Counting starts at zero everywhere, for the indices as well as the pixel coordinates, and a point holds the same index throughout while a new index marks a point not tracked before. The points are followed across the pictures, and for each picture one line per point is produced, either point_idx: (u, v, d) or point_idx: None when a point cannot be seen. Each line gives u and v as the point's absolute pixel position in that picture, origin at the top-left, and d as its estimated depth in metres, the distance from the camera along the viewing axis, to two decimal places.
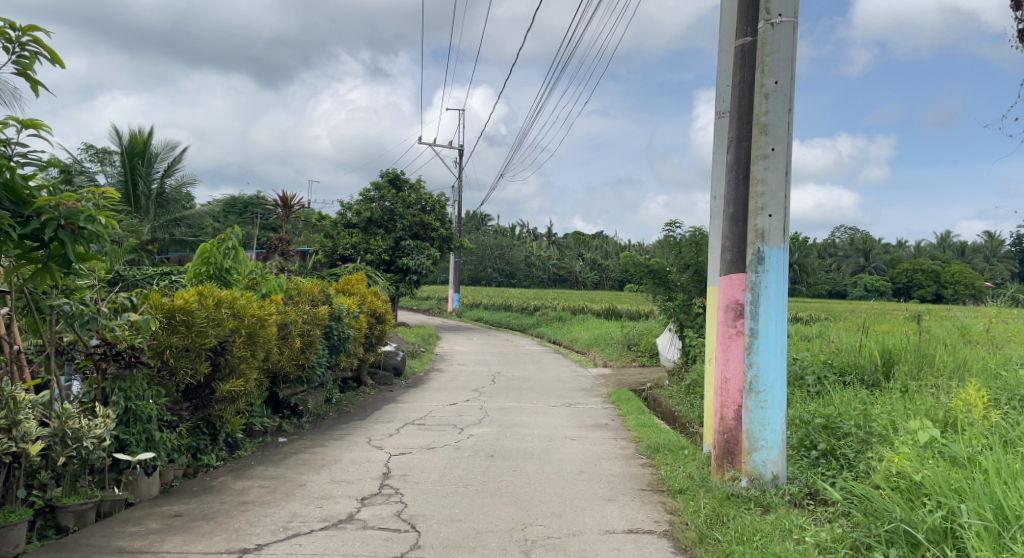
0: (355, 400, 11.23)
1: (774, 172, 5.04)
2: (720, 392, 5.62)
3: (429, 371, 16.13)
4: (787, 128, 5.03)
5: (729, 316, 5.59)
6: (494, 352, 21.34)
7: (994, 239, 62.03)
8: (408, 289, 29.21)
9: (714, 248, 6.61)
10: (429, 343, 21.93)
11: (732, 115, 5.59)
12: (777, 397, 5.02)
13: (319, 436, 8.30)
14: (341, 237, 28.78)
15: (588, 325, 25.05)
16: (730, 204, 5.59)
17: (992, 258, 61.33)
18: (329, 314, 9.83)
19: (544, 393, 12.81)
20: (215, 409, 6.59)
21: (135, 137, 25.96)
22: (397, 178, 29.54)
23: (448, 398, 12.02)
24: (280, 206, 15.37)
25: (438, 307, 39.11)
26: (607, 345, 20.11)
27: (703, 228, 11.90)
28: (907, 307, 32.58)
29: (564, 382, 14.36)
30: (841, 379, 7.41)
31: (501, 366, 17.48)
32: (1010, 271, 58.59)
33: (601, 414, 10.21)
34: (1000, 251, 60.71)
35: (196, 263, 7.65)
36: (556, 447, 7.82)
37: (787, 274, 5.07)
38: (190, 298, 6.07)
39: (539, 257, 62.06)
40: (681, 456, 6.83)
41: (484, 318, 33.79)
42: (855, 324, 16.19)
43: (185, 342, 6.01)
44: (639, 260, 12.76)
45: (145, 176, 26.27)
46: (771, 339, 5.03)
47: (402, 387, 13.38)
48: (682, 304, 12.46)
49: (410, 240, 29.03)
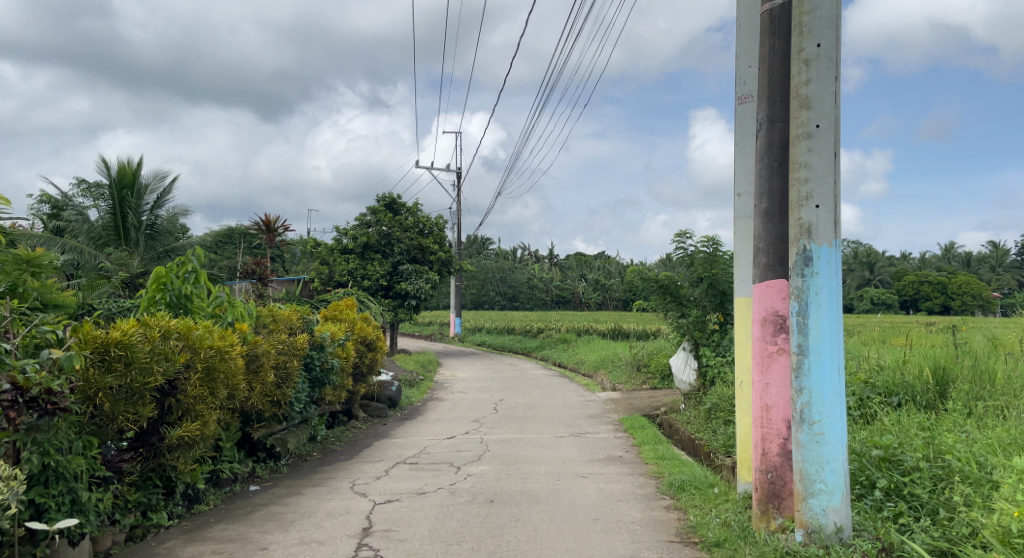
0: (344, 436, 10.28)
1: (819, 154, 4.12)
2: (760, 423, 4.70)
3: (428, 400, 15.20)
4: (834, 99, 4.11)
5: (766, 332, 4.69)
6: (497, 377, 20.37)
7: (1001, 249, 61.16)
8: (407, 314, 28.32)
9: (741, 254, 5.73)
10: (430, 371, 20.95)
11: (762, 92, 4.70)
12: (836, 429, 4.08)
13: (297, 481, 7.36)
14: (337, 263, 27.95)
15: (594, 346, 24.07)
16: (761, 199, 4.71)
17: (999, 268, 60.36)
18: (311, 344, 8.89)
19: (551, 421, 11.86)
20: (168, 457, 5.68)
21: (124, 168, 25.23)
22: (394, 202, 28.72)
23: (446, 430, 11.08)
24: (263, 230, 14.51)
25: (440, 333, 38.24)
26: (616, 367, 19.15)
27: (717, 238, 11.00)
28: (916, 320, 31.64)
29: (571, 409, 13.41)
30: (888, 400, 6.45)
31: (504, 392, 16.54)
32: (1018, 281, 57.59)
33: (614, 445, 9.25)
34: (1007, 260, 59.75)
35: (149, 290, 6.63)
36: (564, 487, 6.88)
37: (841, 277, 4.14)
38: (130, 330, 5.18)
39: (541, 279, 61.18)
40: (711, 497, 5.90)
41: (486, 342, 32.81)
42: (878, 337, 15.22)
43: (124, 381, 5.12)
44: (647, 274, 11.88)
45: (135, 209, 25.47)
46: (825, 357, 4.10)
47: (397, 419, 12.44)
48: (697, 321, 11.53)
49: (408, 265, 28.19)
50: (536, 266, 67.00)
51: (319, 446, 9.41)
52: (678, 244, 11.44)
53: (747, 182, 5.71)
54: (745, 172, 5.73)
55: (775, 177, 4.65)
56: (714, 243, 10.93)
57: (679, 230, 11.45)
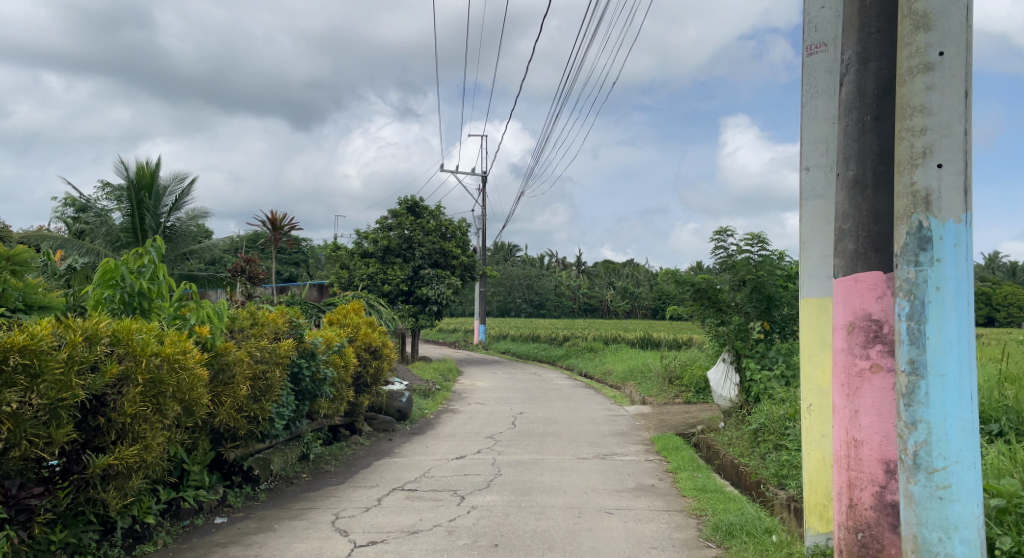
0: (342, 454, 9.19)
1: (941, 93, 2.96)
2: (846, 465, 3.54)
3: (442, 413, 14.08)
4: (964, 16, 2.97)
5: (855, 341, 3.52)
6: (518, 387, 19.22)
7: None
8: (428, 321, 27.26)
9: (809, 243, 4.57)
10: (448, 380, 19.85)
11: (850, 22, 3.58)
12: (967, 480, 2.91)
13: (273, 512, 6.29)
14: (357, 267, 27.01)
15: (622, 356, 22.83)
16: (847, 165, 3.57)
17: None
18: (303, 351, 7.82)
19: (574, 439, 10.69)
20: (102, 491, 4.61)
21: (142, 169, 24.10)
22: (417, 205, 27.65)
23: (458, 448, 9.97)
24: (269, 230, 13.35)
25: (464, 340, 37.17)
26: (645, 378, 17.93)
27: (763, 236, 9.79)
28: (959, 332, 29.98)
29: (597, 424, 12.24)
30: (985, 428, 5.24)
31: (525, 404, 15.39)
32: None
33: (645, 471, 8.09)
34: None
35: (95, 287, 5.64)
36: (587, 527, 5.73)
37: (971, 265, 2.96)
38: (41, 333, 4.13)
39: (568, 286, 59.93)
40: (770, 549, 4.71)
41: (510, 351, 31.68)
42: None
43: (30, 399, 4.06)
44: (682, 276, 10.68)
45: (153, 210, 24.35)
46: (952, 379, 2.91)
47: (406, 434, 11.33)
48: (738, 329, 10.40)
49: (429, 269, 27.18)
50: (563, 273, 65.75)
51: (311, 467, 8.32)
52: (718, 243, 10.25)
53: (819, 154, 4.55)
54: (816, 141, 4.57)
55: (868, 135, 3.50)
56: (761, 242, 9.73)
57: (718, 227, 10.26)
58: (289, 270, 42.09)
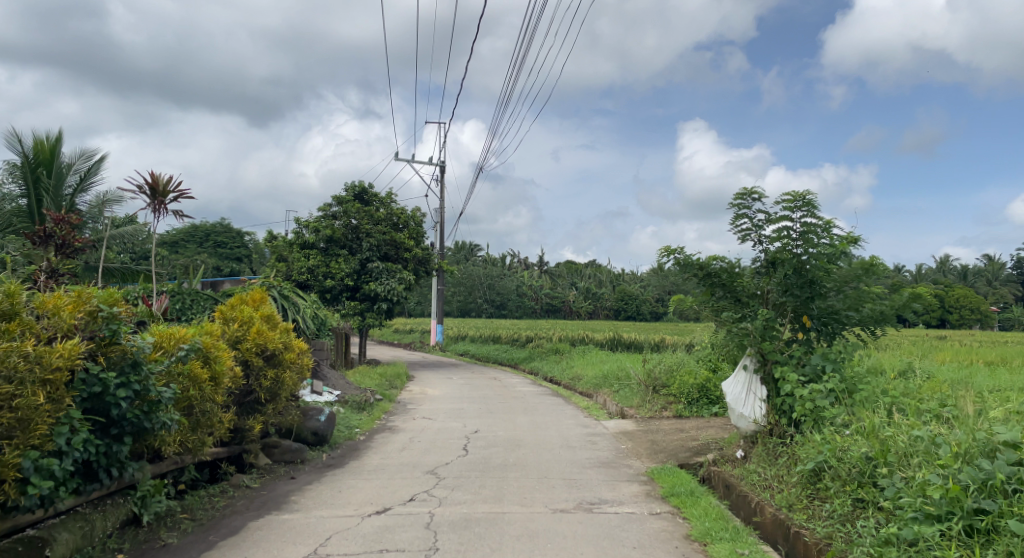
0: (207, 509, 6.21)
1: None
2: None
3: (378, 432, 11.21)
4: None
5: None
6: (475, 396, 16.30)
7: (995, 262, 57.98)
8: (376, 320, 24.27)
9: None
10: (393, 389, 16.84)
11: None
12: None
13: None
14: (295, 259, 23.79)
15: (592, 359, 20.16)
16: None
17: (994, 282, 57.12)
18: (121, 360, 4.83)
19: (546, 474, 7.96)
20: None
21: (40, 142, 19.93)
22: (365, 192, 24.50)
23: (387, 490, 7.16)
24: (147, 197, 9.99)
25: (419, 341, 34.28)
26: (621, 385, 15.30)
27: (808, 197, 7.17)
28: (940, 336, 27.93)
29: (573, 450, 9.53)
30: None
31: (480, 419, 12.61)
32: (1015, 296, 55.02)
33: (659, 541, 5.44)
34: (1002, 275, 56.83)
35: None
36: None
37: None
38: None
39: (530, 286, 57.23)
40: None
41: (469, 353, 28.78)
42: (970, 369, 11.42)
43: None
44: (687, 259, 8.17)
45: (53, 191, 19.90)
46: None
47: (319, 467, 8.41)
48: (765, 326, 7.76)
49: (378, 262, 24.15)
50: (525, 272, 62.92)
51: (139, 539, 5.34)
52: (740, 209, 7.66)
53: None
54: None
55: None
56: (805, 205, 7.11)
57: (741, 188, 7.71)
58: (228, 267, 38.22)
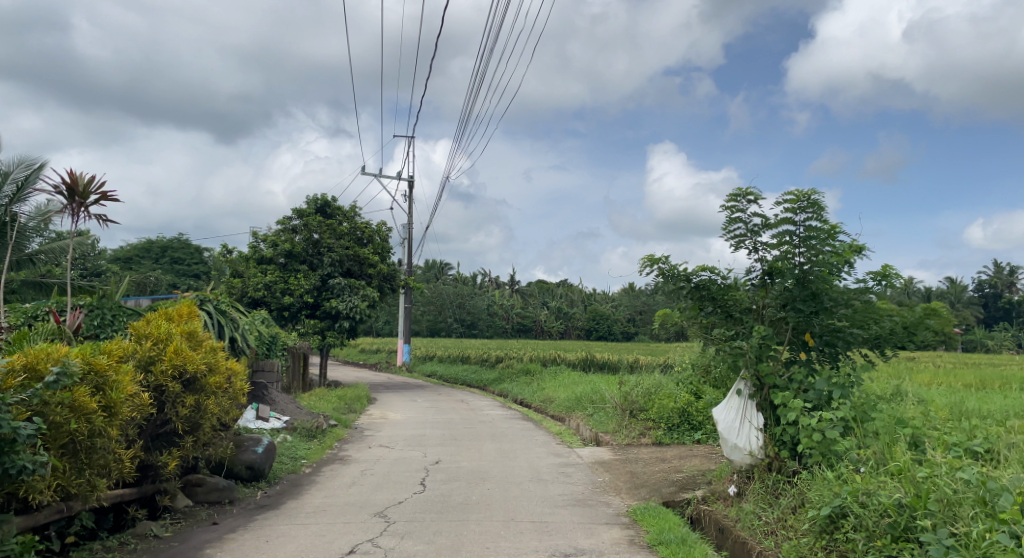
0: None
1: None
2: None
3: (327, 463, 10.07)
4: None
5: None
6: (439, 421, 15.17)
7: (960, 285, 58.27)
8: (337, 339, 23.07)
9: None
10: (351, 413, 15.66)
11: None
12: None
13: None
14: (252, 275, 22.49)
15: (564, 380, 19.18)
16: None
17: (958, 304, 57.29)
18: None
19: (514, 515, 6.91)
20: None
21: None
22: (327, 205, 23.31)
23: (324, 538, 6.08)
24: (64, 198, 8.82)
25: (385, 361, 33.05)
26: (595, 409, 14.32)
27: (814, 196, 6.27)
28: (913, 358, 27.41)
29: (544, 484, 8.50)
30: None
31: (443, 447, 11.53)
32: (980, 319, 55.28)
33: None
34: (966, 297, 57.04)
35: None
36: None
37: None
38: None
39: (500, 305, 56.21)
40: None
41: (436, 374, 27.63)
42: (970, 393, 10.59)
43: None
44: (672, 270, 7.23)
45: None
46: None
47: (250, 507, 7.28)
48: (762, 345, 6.82)
49: (341, 278, 22.96)
50: (496, 291, 61.91)
51: None
52: (733, 211, 6.76)
53: None
54: None
55: None
56: (811, 205, 6.21)
57: (735, 188, 6.82)
58: (187, 284, 36.58)
